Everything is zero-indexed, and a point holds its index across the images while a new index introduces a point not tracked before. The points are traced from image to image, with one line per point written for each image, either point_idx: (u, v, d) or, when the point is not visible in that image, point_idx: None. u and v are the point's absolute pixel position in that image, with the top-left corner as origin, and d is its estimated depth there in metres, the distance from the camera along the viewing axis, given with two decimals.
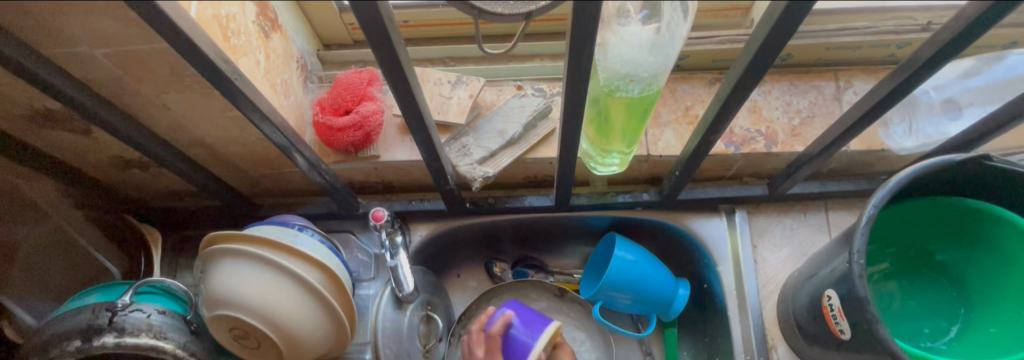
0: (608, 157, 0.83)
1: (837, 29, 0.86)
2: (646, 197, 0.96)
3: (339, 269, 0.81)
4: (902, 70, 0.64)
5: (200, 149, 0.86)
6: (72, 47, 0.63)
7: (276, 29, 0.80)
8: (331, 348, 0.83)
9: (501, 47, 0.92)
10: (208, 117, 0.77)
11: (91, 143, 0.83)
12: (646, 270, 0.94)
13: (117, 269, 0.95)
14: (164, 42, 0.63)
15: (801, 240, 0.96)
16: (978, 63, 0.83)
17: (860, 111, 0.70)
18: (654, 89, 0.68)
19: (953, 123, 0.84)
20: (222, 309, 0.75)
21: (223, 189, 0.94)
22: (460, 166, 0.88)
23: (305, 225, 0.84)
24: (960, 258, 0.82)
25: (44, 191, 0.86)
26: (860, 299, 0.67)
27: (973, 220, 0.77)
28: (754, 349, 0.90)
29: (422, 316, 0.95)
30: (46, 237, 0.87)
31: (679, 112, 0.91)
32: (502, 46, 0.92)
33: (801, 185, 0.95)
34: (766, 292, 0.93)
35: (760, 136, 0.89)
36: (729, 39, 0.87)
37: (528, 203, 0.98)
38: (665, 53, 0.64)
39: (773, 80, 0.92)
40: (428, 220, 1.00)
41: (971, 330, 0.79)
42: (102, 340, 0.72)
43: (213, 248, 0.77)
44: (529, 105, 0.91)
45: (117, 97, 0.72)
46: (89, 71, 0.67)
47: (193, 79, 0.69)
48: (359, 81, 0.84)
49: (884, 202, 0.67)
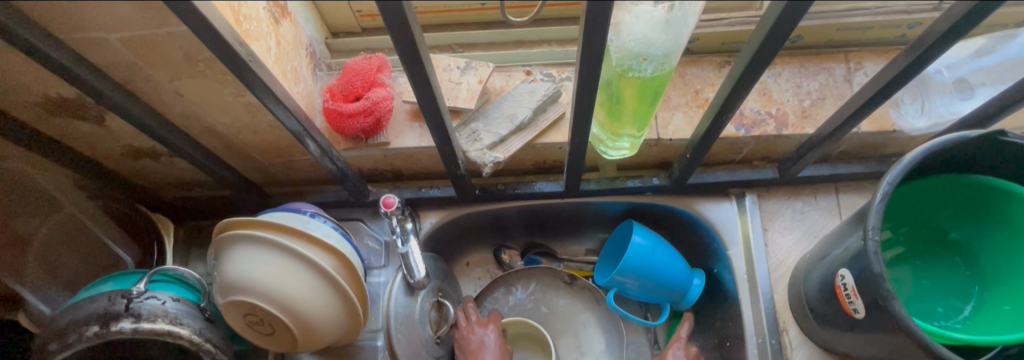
0: (619, 141, 0.84)
1: (848, 9, 0.86)
2: (656, 181, 0.96)
3: (351, 254, 0.81)
4: (915, 46, 0.64)
5: (210, 136, 0.86)
6: (86, 32, 0.64)
7: (285, 16, 0.81)
8: (344, 333, 0.83)
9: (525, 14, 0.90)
10: (220, 103, 0.77)
11: (102, 132, 0.83)
12: (662, 256, 0.94)
13: (131, 259, 0.93)
14: (178, 26, 0.63)
15: (812, 223, 0.95)
16: (989, 41, 0.83)
17: (873, 89, 0.70)
18: (666, 69, 0.69)
19: (965, 103, 0.84)
20: (236, 295, 0.76)
21: (235, 178, 0.93)
22: (470, 152, 0.88)
23: (316, 212, 0.84)
24: (973, 237, 0.82)
25: (58, 183, 0.87)
26: (875, 276, 0.67)
27: (987, 198, 0.77)
28: (766, 333, 0.90)
29: (434, 302, 0.95)
30: (58, 228, 0.88)
31: (689, 95, 0.91)
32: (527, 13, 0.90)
33: (811, 168, 0.95)
34: (777, 275, 0.93)
35: (771, 118, 0.89)
36: (739, 21, 0.87)
37: (537, 188, 0.98)
38: (678, 32, 0.64)
39: (782, 62, 0.92)
40: (437, 208, 1.00)
41: (984, 308, 0.79)
42: (119, 326, 0.73)
43: (225, 234, 0.77)
44: (538, 90, 0.91)
45: (128, 83, 0.72)
46: (106, 56, 0.68)
47: (206, 64, 0.70)
48: (370, 68, 0.84)
49: (898, 179, 0.67)
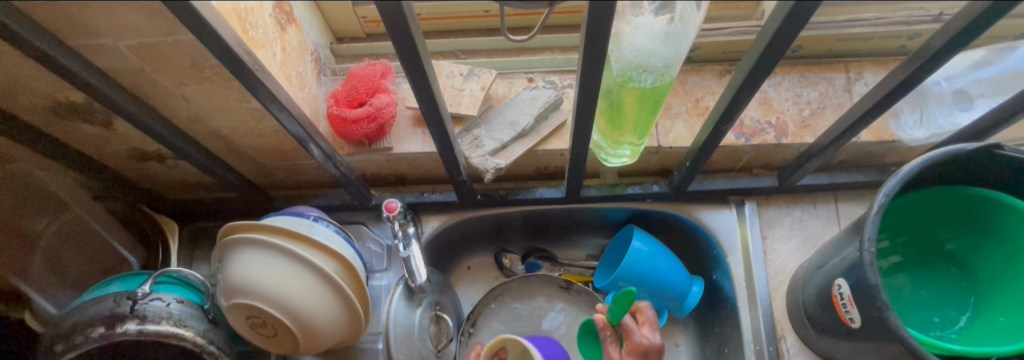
0: (619, 149, 0.84)
1: (848, 20, 0.87)
2: (656, 189, 0.97)
3: (353, 259, 0.82)
4: (914, 59, 0.65)
5: (215, 140, 0.87)
6: (95, 39, 0.65)
7: (291, 22, 0.82)
8: (345, 336, 0.84)
9: (529, 20, 0.91)
10: (226, 108, 0.78)
11: (109, 135, 0.84)
12: (661, 262, 0.95)
13: (136, 260, 0.95)
14: (186, 33, 0.64)
15: (811, 232, 0.96)
16: (989, 53, 0.83)
17: (871, 101, 0.71)
18: (666, 79, 0.70)
19: (964, 114, 0.85)
20: (240, 298, 0.77)
21: (239, 181, 0.95)
22: (472, 158, 0.90)
23: (320, 216, 0.85)
24: (970, 248, 0.83)
25: (65, 185, 0.89)
26: (871, 287, 0.68)
27: (983, 210, 0.77)
28: (764, 340, 0.90)
29: (432, 316, 0.95)
30: (63, 228, 0.89)
31: (689, 103, 0.92)
32: (531, 19, 0.91)
33: (810, 177, 0.96)
34: (775, 283, 0.94)
35: (770, 127, 0.90)
36: (740, 31, 0.88)
37: (538, 194, 0.99)
38: (677, 43, 0.65)
39: (783, 71, 0.93)
40: (439, 212, 1.01)
41: (980, 318, 0.80)
42: (124, 327, 0.74)
43: (230, 237, 0.78)
44: (540, 97, 0.92)
45: (136, 88, 0.73)
46: (114, 62, 0.69)
47: (212, 70, 0.71)
48: (374, 74, 0.85)
49: (895, 191, 0.68)
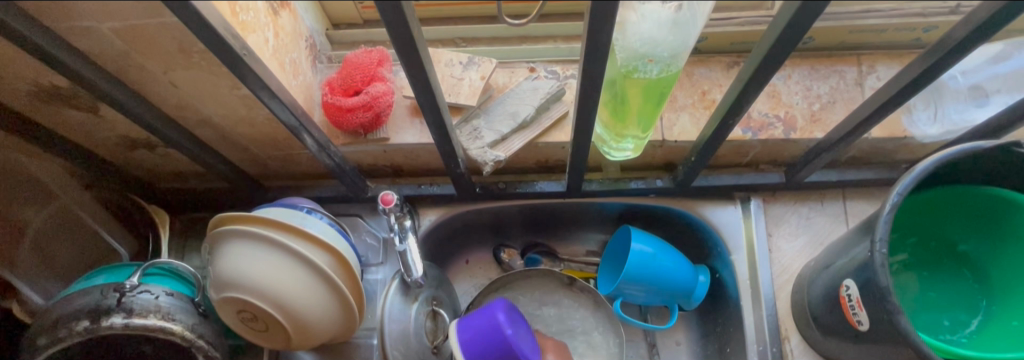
0: (622, 142, 0.82)
1: (863, 10, 0.84)
2: (660, 184, 0.94)
3: (347, 252, 0.80)
4: (931, 53, 0.62)
5: (206, 129, 0.84)
6: (77, 21, 0.62)
7: (284, 6, 0.79)
8: (339, 331, 0.82)
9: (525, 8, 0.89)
10: (216, 95, 0.76)
11: (97, 122, 0.81)
12: (664, 261, 0.92)
13: (125, 251, 0.93)
14: (171, 16, 0.62)
15: (816, 230, 0.94)
16: (1006, 47, 0.81)
17: (885, 95, 0.68)
18: (672, 70, 0.67)
19: (979, 110, 0.82)
20: (230, 291, 0.74)
21: (230, 170, 0.92)
22: (471, 149, 0.87)
23: (313, 208, 0.83)
24: (983, 250, 0.80)
25: (50, 172, 0.86)
26: (882, 289, 0.65)
27: (998, 211, 0.75)
28: (767, 339, 0.88)
29: (428, 312, 0.92)
30: (53, 216, 0.86)
31: (695, 96, 0.89)
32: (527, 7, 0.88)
33: (819, 173, 0.93)
34: (781, 282, 0.91)
35: (778, 122, 0.87)
36: (749, 21, 0.85)
37: (540, 188, 0.96)
38: (685, 32, 0.62)
39: (793, 64, 0.90)
40: (437, 205, 0.98)
41: (992, 322, 0.78)
42: (110, 321, 0.72)
43: (220, 228, 0.75)
44: (541, 88, 0.89)
45: (122, 73, 0.71)
46: (97, 46, 0.66)
47: (201, 55, 0.68)
48: (370, 61, 0.82)
49: (909, 189, 0.65)
